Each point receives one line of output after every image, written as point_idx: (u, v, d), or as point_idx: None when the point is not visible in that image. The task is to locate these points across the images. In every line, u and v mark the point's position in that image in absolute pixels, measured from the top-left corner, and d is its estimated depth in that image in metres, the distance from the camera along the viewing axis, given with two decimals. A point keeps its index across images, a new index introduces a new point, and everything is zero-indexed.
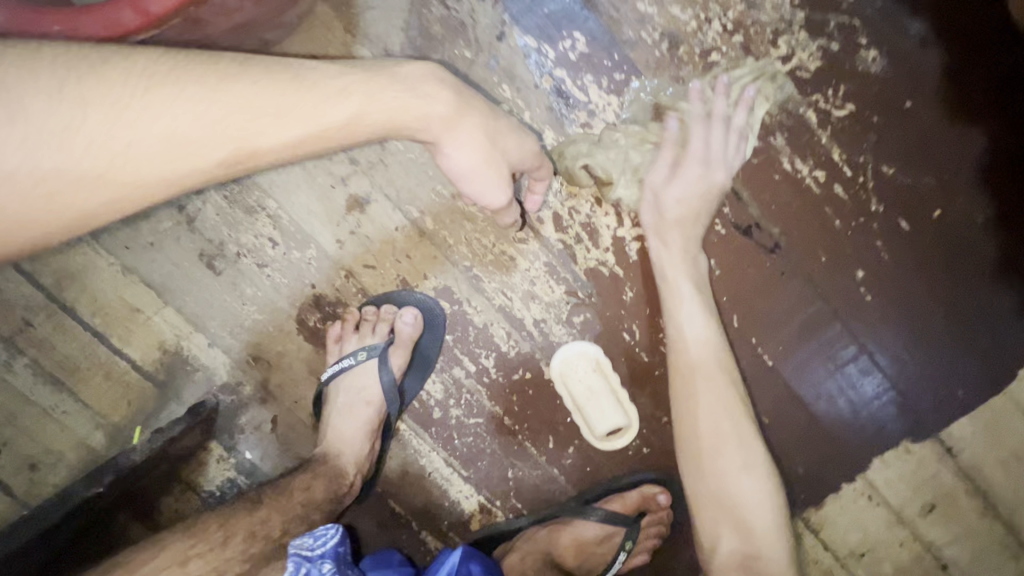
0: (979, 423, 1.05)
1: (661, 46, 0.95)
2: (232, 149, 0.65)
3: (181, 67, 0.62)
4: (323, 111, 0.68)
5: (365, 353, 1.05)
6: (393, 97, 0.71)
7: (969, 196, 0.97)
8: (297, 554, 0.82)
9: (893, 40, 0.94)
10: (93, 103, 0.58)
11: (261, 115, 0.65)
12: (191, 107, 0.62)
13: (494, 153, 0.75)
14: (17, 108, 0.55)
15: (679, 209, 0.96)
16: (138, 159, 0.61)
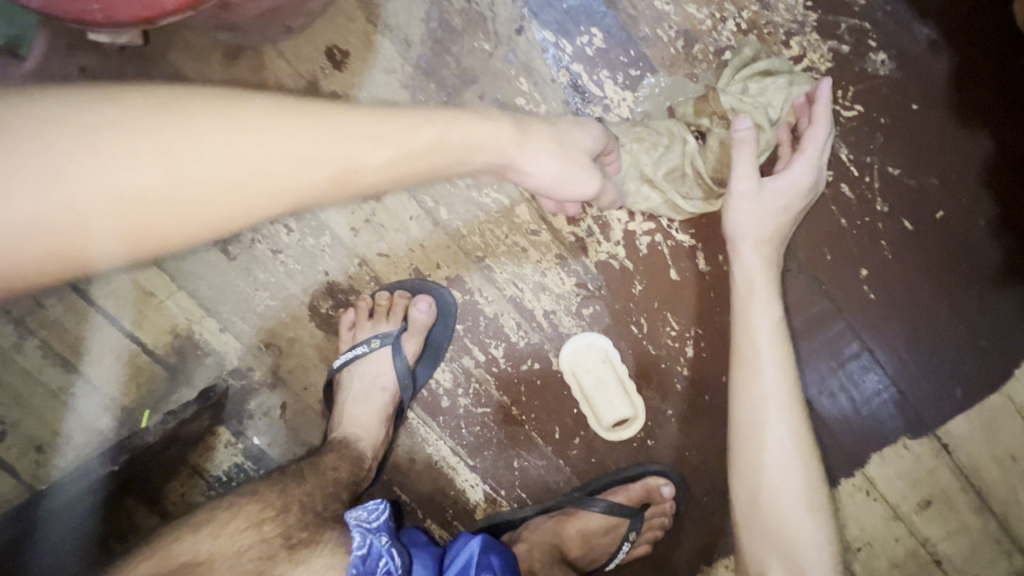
0: (976, 422, 1.08)
1: (677, 44, 0.97)
2: (337, 168, 0.63)
3: (275, 99, 0.62)
4: (416, 137, 0.69)
5: (378, 340, 1.07)
6: (471, 121, 0.74)
7: (971, 197, 1.00)
8: (358, 526, 0.83)
9: (903, 44, 0.96)
10: (201, 131, 0.56)
11: (361, 138, 0.64)
12: (295, 134, 0.60)
13: (569, 166, 0.81)
14: (128, 140, 0.52)
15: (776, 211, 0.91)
16: (248, 185, 0.58)
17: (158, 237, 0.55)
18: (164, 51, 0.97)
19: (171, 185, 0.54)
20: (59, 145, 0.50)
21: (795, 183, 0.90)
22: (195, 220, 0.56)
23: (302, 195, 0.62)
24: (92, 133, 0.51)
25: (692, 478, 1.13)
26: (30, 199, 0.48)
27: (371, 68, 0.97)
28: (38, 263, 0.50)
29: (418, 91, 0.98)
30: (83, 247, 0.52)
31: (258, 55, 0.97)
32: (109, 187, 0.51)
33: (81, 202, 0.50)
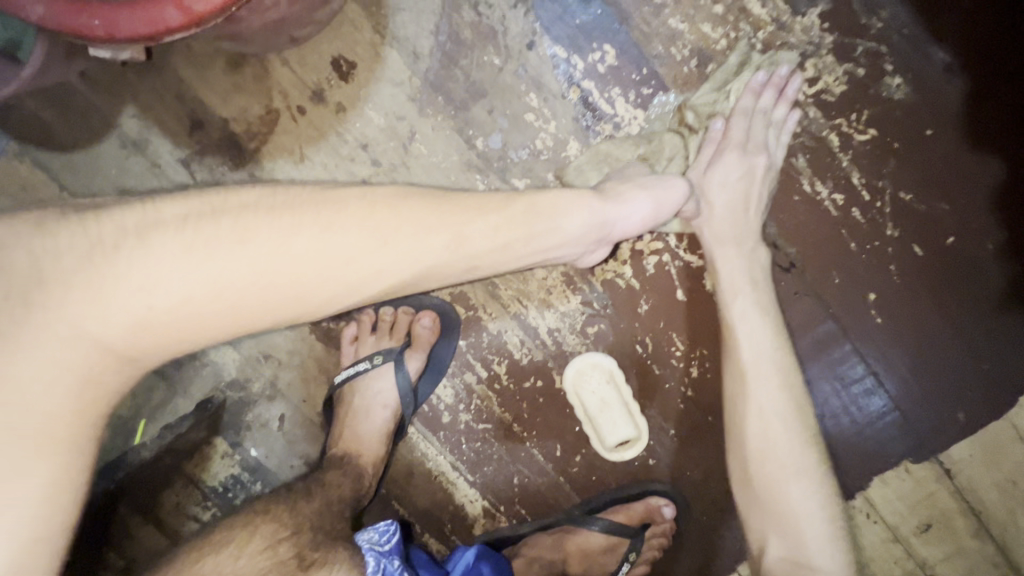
0: (977, 447, 1.07)
1: (691, 63, 0.95)
2: (447, 238, 0.70)
3: (394, 194, 0.71)
4: (514, 214, 0.74)
5: (381, 356, 1.06)
6: (561, 196, 0.78)
7: (982, 224, 0.99)
8: (371, 549, 0.84)
9: (919, 68, 0.95)
10: (340, 225, 0.66)
11: (469, 213, 0.72)
12: (414, 223, 0.69)
13: (659, 200, 0.84)
14: (285, 233, 0.64)
15: (724, 193, 0.94)
16: (373, 264, 0.67)
17: (299, 298, 0.65)
18: (167, 58, 0.95)
19: (317, 266, 0.65)
20: (237, 225, 0.64)
21: (749, 166, 0.93)
22: (329, 279, 0.66)
23: (417, 263, 0.69)
24: (261, 216, 0.65)
25: (693, 498, 1.12)
26: (212, 265, 0.62)
27: (378, 79, 0.95)
28: (211, 319, 0.63)
29: (425, 105, 0.96)
30: (244, 306, 0.63)
31: (262, 63, 0.95)
32: (266, 256, 0.63)
33: (247, 268, 0.63)
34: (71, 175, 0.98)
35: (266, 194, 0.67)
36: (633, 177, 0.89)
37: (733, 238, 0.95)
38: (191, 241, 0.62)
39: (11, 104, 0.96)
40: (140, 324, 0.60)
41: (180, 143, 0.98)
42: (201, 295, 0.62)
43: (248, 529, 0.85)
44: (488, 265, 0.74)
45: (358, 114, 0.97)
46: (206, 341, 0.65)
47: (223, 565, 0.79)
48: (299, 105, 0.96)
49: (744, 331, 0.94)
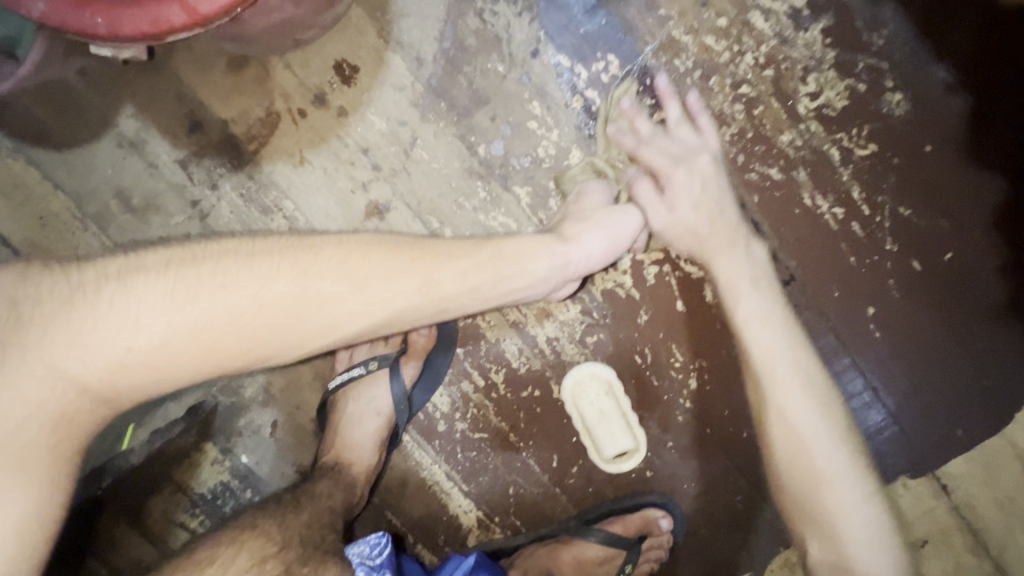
0: (976, 462, 1.07)
1: (694, 75, 0.96)
2: (416, 283, 0.75)
3: (367, 242, 0.76)
4: (480, 260, 0.78)
5: (376, 362, 1.05)
6: (529, 241, 0.81)
7: (981, 240, 1.00)
8: (361, 564, 0.82)
9: (919, 85, 0.96)
10: (318, 272, 0.73)
11: (438, 259, 0.77)
12: (386, 269, 0.74)
13: (612, 235, 0.84)
14: (265, 279, 0.71)
15: (697, 214, 0.93)
16: (346, 308, 0.73)
17: (274, 340, 0.72)
18: (168, 58, 0.94)
19: (294, 311, 0.71)
20: (218, 272, 0.70)
21: (695, 167, 0.93)
22: (303, 323, 0.72)
23: (386, 308, 0.74)
24: (241, 263, 0.71)
25: (690, 510, 1.11)
26: (194, 309, 0.68)
27: (381, 84, 0.95)
28: (192, 358, 0.69)
29: (427, 110, 0.95)
30: (221, 347, 0.70)
31: (263, 65, 0.94)
32: (243, 302, 0.70)
33: (225, 313, 0.69)
34: (68, 173, 0.97)
35: (249, 243, 0.73)
36: (585, 210, 0.87)
37: (724, 244, 0.93)
38: (175, 286, 0.68)
39: (6, 102, 0.95)
40: (125, 364, 0.67)
41: (179, 143, 0.97)
42: (183, 338, 0.68)
43: (233, 547, 0.84)
44: (456, 308, 0.78)
45: (359, 119, 0.96)
46: (185, 381, 0.71)
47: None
48: (300, 108, 0.95)
49: (755, 336, 0.91)
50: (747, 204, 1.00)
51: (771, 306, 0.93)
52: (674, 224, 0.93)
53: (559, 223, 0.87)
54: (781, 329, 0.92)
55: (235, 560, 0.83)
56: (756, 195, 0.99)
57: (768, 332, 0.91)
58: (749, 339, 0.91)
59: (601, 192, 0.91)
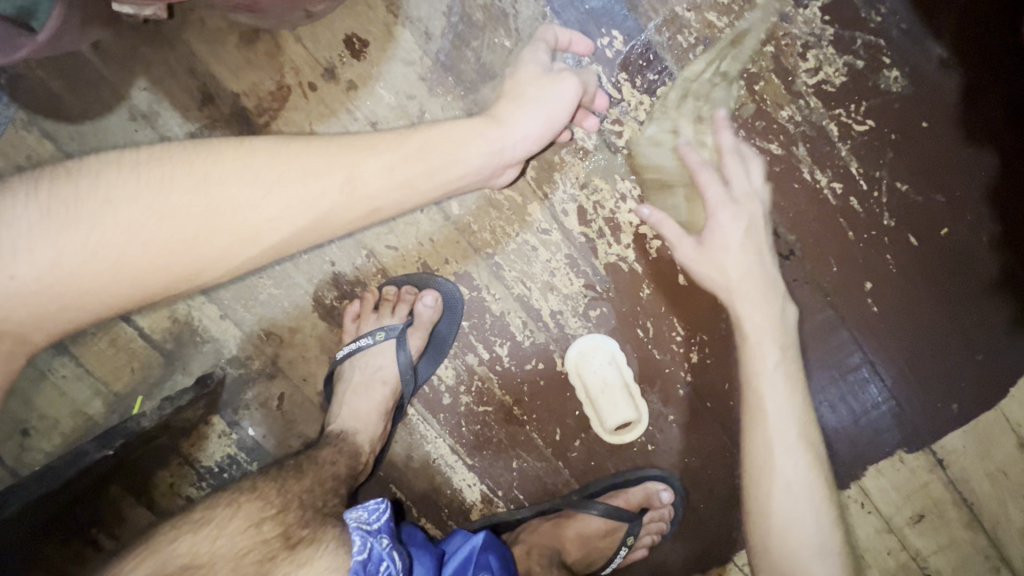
0: (970, 437, 1.09)
1: (696, 51, 0.98)
2: (338, 179, 0.73)
3: (270, 142, 0.73)
4: (402, 157, 0.77)
5: (383, 333, 1.05)
6: (460, 128, 0.80)
7: (976, 214, 1.02)
8: (358, 527, 0.79)
9: (916, 62, 0.98)
10: (225, 176, 0.70)
11: (361, 154, 0.75)
12: (299, 168, 0.72)
13: (548, 115, 0.83)
14: (164, 186, 0.67)
15: (743, 266, 0.97)
16: (262, 210, 0.70)
17: (189, 256, 0.69)
18: (182, 32, 0.96)
19: (212, 218, 0.69)
20: (101, 186, 0.66)
21: (753, 208, 0.98)
22: (218, 234, 0.69)
23: (310, 207, 0.72)
24: (129, 175, 0.67)
25: (690, 484, 1.13)
26: (85, 226, 0.64)
27: (390, 58, 0.97)
28: (97, 280, 0.65)
29: (435, 85, 0.98)
30: (135, 262, 0.66)
31: (275, 39, 0.96)
32: (143, 214, 0.66)
33: (128, 225, 0.66)
34: (80, 146, 0.98)
35: (135, 156, 0.69)
36: (520, 85, 0.85)
37: (761, 299, 0.97)
38: (53, 205, 0.64)
39: (20, 74, 0.96)
40: (22, 294, 0.63)
41: (190, 116, 0.98)
42: (81, 258, 0.64)
43: (232, 508, 0.85)
44: (389, 206, 0.78)
45: (368, 93, 0.98)
46: (109, 307, 0.68)
47: (201, 546, 0.79)
48: (310, 81, 0.97)
49: (774, 394, 0.96)
50: None
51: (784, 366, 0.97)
52: (718, 261, 0.97)
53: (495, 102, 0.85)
54: (793, 393, 0.97)
55: (232, 521, 0.83)
56: None
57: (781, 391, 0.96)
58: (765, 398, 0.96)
59: (534, 62, 0.87)
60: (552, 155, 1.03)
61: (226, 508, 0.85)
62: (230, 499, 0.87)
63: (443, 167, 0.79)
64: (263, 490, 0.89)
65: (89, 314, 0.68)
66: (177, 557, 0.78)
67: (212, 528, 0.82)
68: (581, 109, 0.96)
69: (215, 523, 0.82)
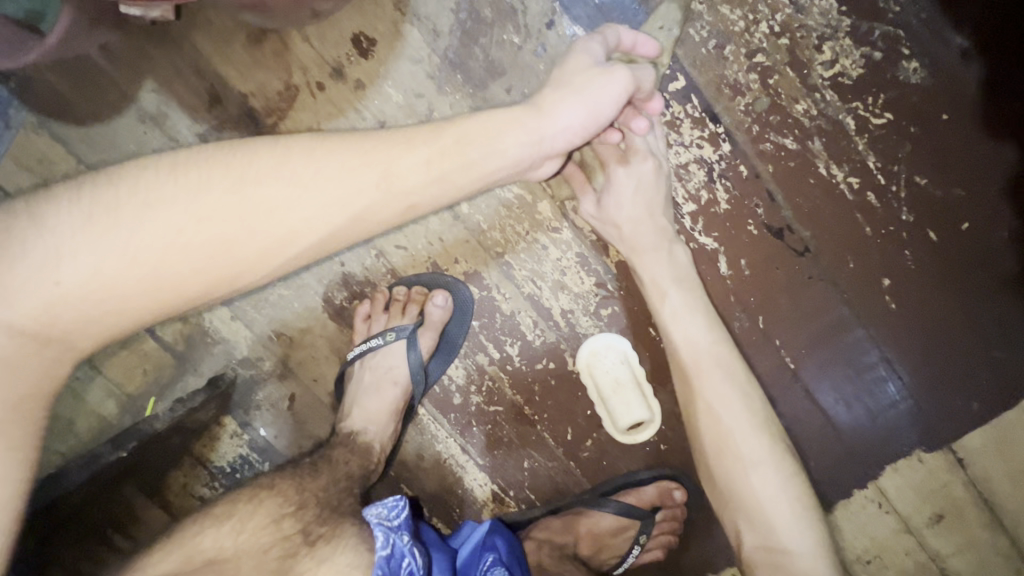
0: (991, 436, 1.06)
1: (708, 44, 0.97)
2: (377, 177, 0.70)
3: (305, 137, 0.70)
4: (438, 149, 0.73)
5: (394, 334, 1.05)
6: (498, 122, 0.76)
7: (998, 209, 0.99)
8: (380, 524, 0.78)
9: (935, 53, 0.96)
10: (262, 176, 0.67)
11: (397, 149, 0.72)
12: (337, 166, 0.69)
13: (591, 110, 0.79)
14: (202, 188, 0.65)
15: (627, 213, 0.98)
16: (301, 210, 0.68)
17: (229, 260, 0.66)
18: (189, 33, 0.96)
19: (251, 222, 0.66)
20: (136, 189, 0.63)
21: (638, 166, 0.96)
22: (257, 237, 0.67)
23: (348, 207, 0.69)
24: (164, 177, 0.64)
25: (703, 484, 1.12)
26: (123, 232, 0.62)
27: (397, 57, 0.96)
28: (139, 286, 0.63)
29: (443, 82, 0.97)
30: (176, 269, 0.64)
31: (282, 39, 0.96)
32: (182, 219, 0.64)
33: (168, 230, 0.63)
34: (91, 150, 0.98)
35: (171, 157, 0.66)
36: (567, 74, 0.82)
37: (650, 246, 0.99)
38: (91, 209, 0.62)
39: (30, 77, 0.96)
40: (62, 302, 0.62)
41: (199, 117, 0.98)
42: (119, 264, 0.62)
43: (253, 503, 0.85)
44: (426, 202, 0.75)
45: (376, 92, 0.97)
46: (148, 313, 0.66)
47: (224, 540, 0.80)
48: (318, 81, 0.97)
49: (689, 329, 0.99)
50: (760, 174, 1.00)
51: (695, 304, 1.00)
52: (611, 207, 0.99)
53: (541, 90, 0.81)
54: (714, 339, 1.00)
55: (253, 518, 0.83)
56: (770, 164, 1.00)
57: (696, 326, 0.99)
58: (679, 336, 0.99)
59: (587, 52, 0.84)
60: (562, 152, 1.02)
61: (245, 504, 0.85)
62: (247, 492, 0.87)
63: (481, 162, 0.75)
64: (283, 488, 0.88)
65: (129, 321, 0.66)
66: (202, 551, 0.79)
67: (234, 522, 0.82)
68: (632, 110, 0.94)
69: (236, 518, 0.83)
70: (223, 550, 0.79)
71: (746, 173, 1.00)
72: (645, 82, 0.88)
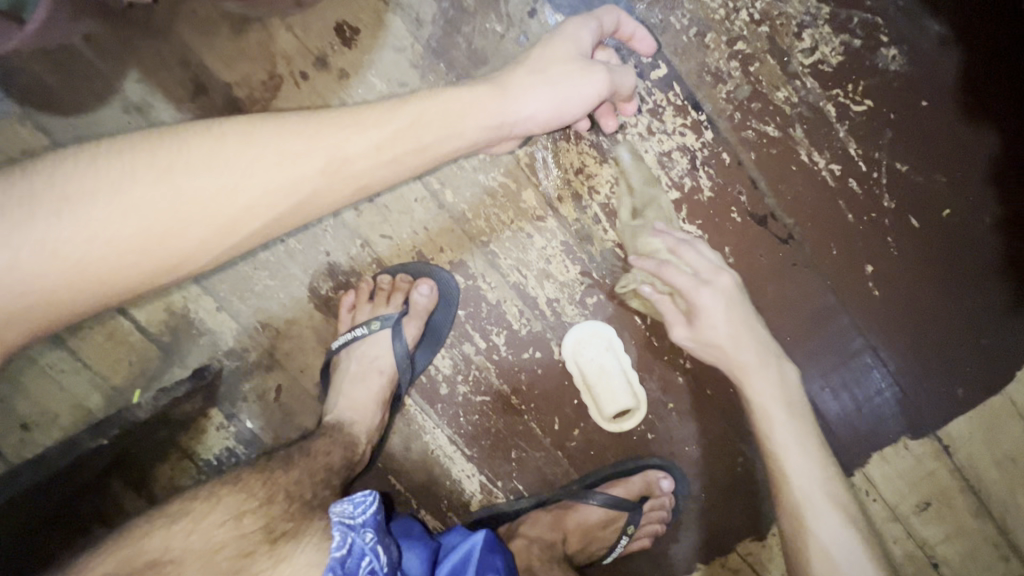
0: (976, 422, 1.06)
1: (690, 32, 0.98)
2: (322, 161, 0.71)
3: (245, 122, 0.70)
4: (388, 130, 0.74)
5: (378, 323, 1.05)
6: (451, 105, 0.77)
7: (978, 194, 1.00)
8: (340, 522, 0.77)
9: (913, 40, 0.97)
10: (200, 162, 0.66)
11: (344, 131, 0.72)
12: (279, 148, 0.69)
13: (561, 100, 0.79)
14: (135, 174, 0.64)
15: (726, 333, 0.96)
16: (244, 194, 0.68)
17: (167, 249, 0.65)
18: (173, 23, 0.96)
19: (191, 209, 0.66)
20: (54, 183, 0.61)
21: (723, 285, 0.97)
22: (196, 225, 0.66)
23: (293, 191, 0.70)
24: (86, 171, 0.63)
25: (691, 472, 1.12)
26: (47, 223, 0.60)
27: (381, 46, 0.97)
28: (69, 279, 0.61)
29: (427, 71, 0.97)
30: (110, 259, 0.63)
31: (266, 28, 0.96)
32: (115, 209, 0.63)
33: (98, 219, 0.62)
34: (73, 140, 0.98)
35: (99, 147, 0.65)
36: (544, 60, 0.81)
37: (757, 363, 0.97)
38: (1, 205, 0.59)
39: (14, 68, 0.96)
40: None
41: (182, 107, 0.98)
42: (36, 261, 0.60)
43: (210, 501, 0.83)
44: (378, 183, 0.76)
45: (360, 80, 0.97)
46: (80, 306, 0.64)
47: (173, 541, 0.78)
48: (302, 70, 0.97)
49: (795, 457, 0.94)
50: (743, 162, 1.01)
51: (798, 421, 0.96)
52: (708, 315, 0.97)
53: (513, 70, 0.81)
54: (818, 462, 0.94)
55: (208, 517, 0.81)
56: (752, 152, 1.00)
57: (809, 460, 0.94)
58: (788, 467, 0.94)
59: (572, 39, 0.83)
60: (546, 141, 1.02)
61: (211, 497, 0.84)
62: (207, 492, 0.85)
63: (434, 144, 0.77)
64: (247, 482, 0.87)
65: (51, 320, 0.64)
66: (147, 552, 0.76)
67: (188, 521, 0.80)
68: (609, 107, 0.95)
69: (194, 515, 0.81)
70: (170, 551, 0.77)
71: (729, 160, 1.01)
72: (626, 86, 0.89)
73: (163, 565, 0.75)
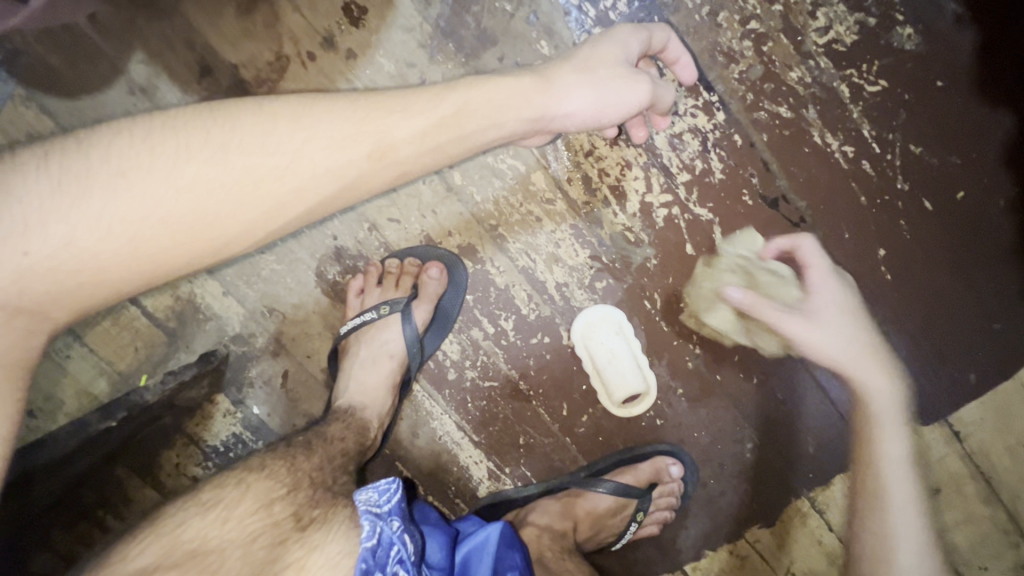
0: (988, 407, 1.06)
1: (702, 11, 0.96)
2: (370, 147, 0.69)
3: (295, 103, 0.68)
4: (438, 118, 0.72)
5: (387, 307, 1.04)
6: (498, 92, 0.76)
7: (993, 176, 0.99)
8: (367, 511, 0.71)
9: (930, 18, 0.95)
10: (251, 143, 0.65)
11: (392, 116, 0.71)
12: (330, 132, 0.68)
13: (601, 100, 0.79)
14: (187, 153, 0.63)
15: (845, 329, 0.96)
16: (292, 177, 0.66)
17: (217, 229, 0.65)
18: (178, 3, 0.95)
19: (240, 190, 0.64)
20: (112, 157, 0.61)
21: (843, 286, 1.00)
22: (246, 206, 0.65)
23: (340, 176, 0.69)
24: (142, 145, 0.62)
25: (700, 459, 1.11)
26: (105, 200, 0.60)
27: (389, 26, 0.95)
28: (125, 257, 0.62)
29: (435, 51, 0.96)
30: (164, 239, 0.63)
31: (273, 9, 0.95)
32: (168, 188, 0.62)
33: (153, 198, 0.61)
34: (78, 123, 0.97)
35: (151, 123, 0.64)
36: (592, 62, 0.81)
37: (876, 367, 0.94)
38: (62, 178, 0.59)
39: (19, 48, 0.95)
40: (35, 276, 0.59)
41: (189, 89, 0.97)
42: (96, 237, 0.60)
43: (239, 489, 0.78)
44: (417, 170, 0.75)
45: (368, 61, 0.96)
46: (130, 285, 0.64)
47: (209, 531, 0.70)
48: (309, 51, 0.96)
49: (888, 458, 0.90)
50: (755, 143, 1.00)
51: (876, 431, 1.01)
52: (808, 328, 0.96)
53: (559, 65, 0.81)
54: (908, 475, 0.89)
55: (241, 504, 0.75)
56: (764, 133, 0.99)
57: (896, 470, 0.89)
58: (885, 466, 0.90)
59: (621, 46, 0.84)
60: None
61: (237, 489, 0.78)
62: (236, 480, 0.80)
63: (479, 132, 0.76)
64: (274, 469, 0.83)
65: (103, 298, 0.64)
66: (185, 541, 0.69)
67: (220, 510, 0.73)
68: (641, 119, 0.96)
69: (224, 505, 0.74)
70: (207, 542, 0.69)
71: (741, 142, 1.00)
72: (664, 100, 0.90)
73: (204, 555, 0.67)
